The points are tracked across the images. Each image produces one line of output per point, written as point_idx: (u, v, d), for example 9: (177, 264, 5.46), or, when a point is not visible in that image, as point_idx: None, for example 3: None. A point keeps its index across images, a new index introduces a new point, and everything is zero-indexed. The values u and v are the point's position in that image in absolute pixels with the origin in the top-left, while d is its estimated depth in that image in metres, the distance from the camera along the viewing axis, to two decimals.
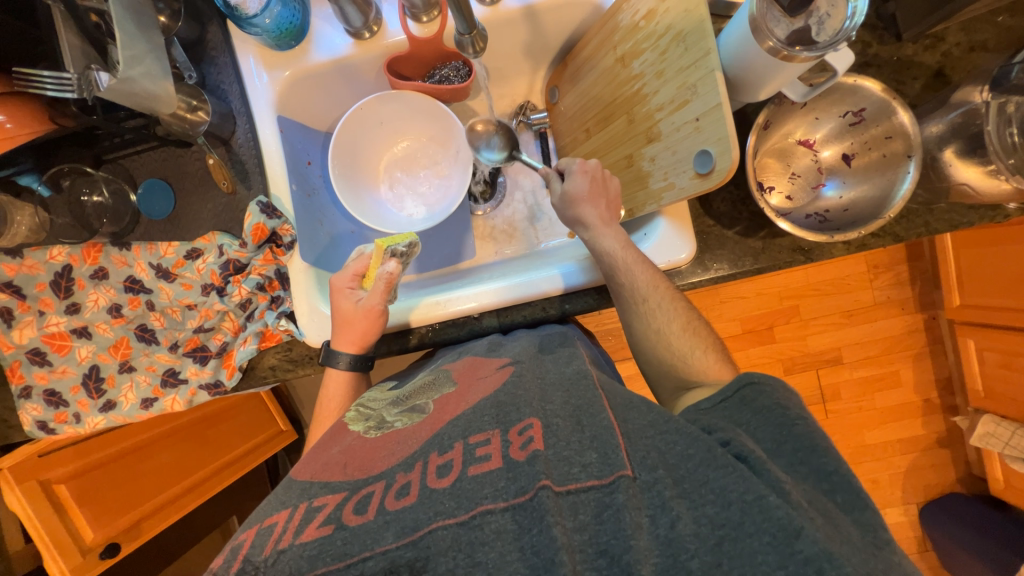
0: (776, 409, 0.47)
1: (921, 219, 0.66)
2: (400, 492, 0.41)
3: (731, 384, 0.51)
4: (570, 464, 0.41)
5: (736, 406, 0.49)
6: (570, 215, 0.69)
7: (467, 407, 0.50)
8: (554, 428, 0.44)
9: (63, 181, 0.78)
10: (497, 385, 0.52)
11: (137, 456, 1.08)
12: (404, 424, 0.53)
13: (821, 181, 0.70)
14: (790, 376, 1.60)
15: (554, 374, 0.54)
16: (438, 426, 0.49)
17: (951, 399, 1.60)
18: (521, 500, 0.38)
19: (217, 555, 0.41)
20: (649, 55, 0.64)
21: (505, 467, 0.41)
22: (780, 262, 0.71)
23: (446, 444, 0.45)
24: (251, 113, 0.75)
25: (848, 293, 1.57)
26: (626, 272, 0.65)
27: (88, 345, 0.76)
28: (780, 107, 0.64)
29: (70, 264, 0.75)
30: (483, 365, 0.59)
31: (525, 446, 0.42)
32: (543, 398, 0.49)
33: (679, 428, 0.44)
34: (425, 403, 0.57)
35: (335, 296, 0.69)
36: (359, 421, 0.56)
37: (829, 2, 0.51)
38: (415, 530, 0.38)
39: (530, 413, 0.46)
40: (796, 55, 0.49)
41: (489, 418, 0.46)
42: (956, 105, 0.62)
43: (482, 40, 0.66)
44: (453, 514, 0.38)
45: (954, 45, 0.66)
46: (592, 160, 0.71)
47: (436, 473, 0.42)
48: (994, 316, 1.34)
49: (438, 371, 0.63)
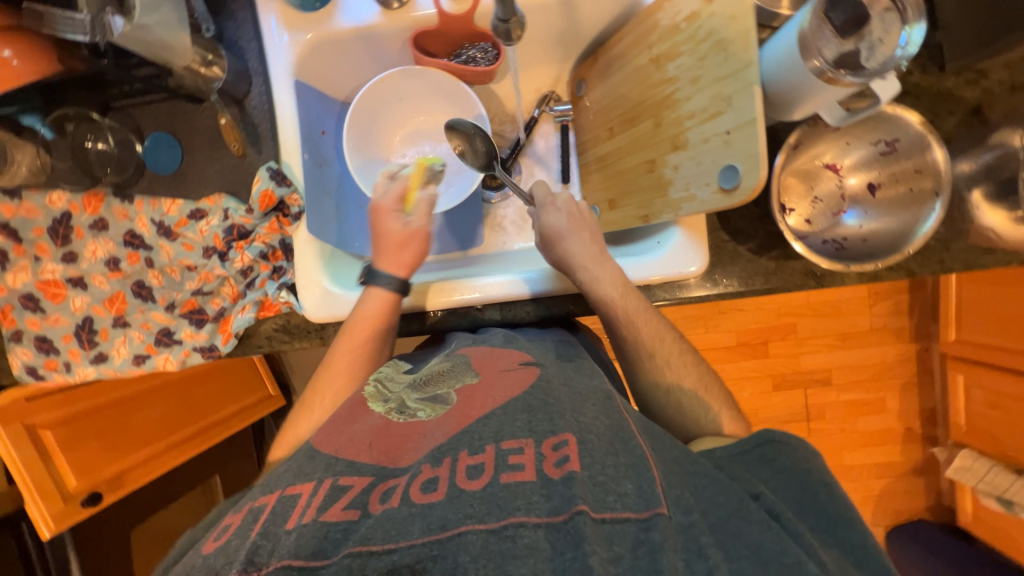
0: (800, 472, 0.47)
1: (936, 257, 0.64)
2: (427, 486, 0.39)
3: (752, 437, 0.49)
4: (606, 491, 0.38)
5: (756, 461, 0.47)
6: (554, 251, 0.69)
7: (496, 404, 0.45)
8: (588, 446, 0.40)
9: (66, 125, 0.74)
10: (523, 386, 0.48)
11: (125, 408, 1.08)
12: (429, 415, 0.48)
13: (842, 209, 0.68)
14: (778, 392, 1.61)
15: (585, 384, 0.51)
16: (464, 422, 0.44)
17: (931, 430, 1.63)
18: (556, 520, 0.35)
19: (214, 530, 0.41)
20: (686, 59, 0.62)
21: (539, 482, 0.38)
22: (791, 285, 0.71)
23: (477, 444, 0.41)
24: (267, 74, 0.73)
25: (846, 317, 1.57)
26: (627, 325, 0.64)
27: (83, 296, 0.75)
28: (813, 128, 0.62)
29: (69, 212, 0.73)
30: (503, 357, 0.56)
31: (560, 464, 0.39)
32: (574, 410, 0.45)
33: (708, 473, 0.43)
34: (447, 392, 0.51)
35: (383, 221, 0.71)
36: (377, 400, 0.52)
37: (882, 28, 0.49)
38: (442, 529, 0.35)
39: (564, 427, 0.42)
40: (841, 78, 0.48)
41: (520, 424, 0.43)
42: (993, 146, 0.63)
43: (520, 29, 0.58)
44: (483, 520, 0.36)
45: (997, 83, 0.65)
46: (567, 196, 0.72)
47: (466, 474, 0.39)
48: (988, 355, 1.35)
49: (458, 357, 0.58)
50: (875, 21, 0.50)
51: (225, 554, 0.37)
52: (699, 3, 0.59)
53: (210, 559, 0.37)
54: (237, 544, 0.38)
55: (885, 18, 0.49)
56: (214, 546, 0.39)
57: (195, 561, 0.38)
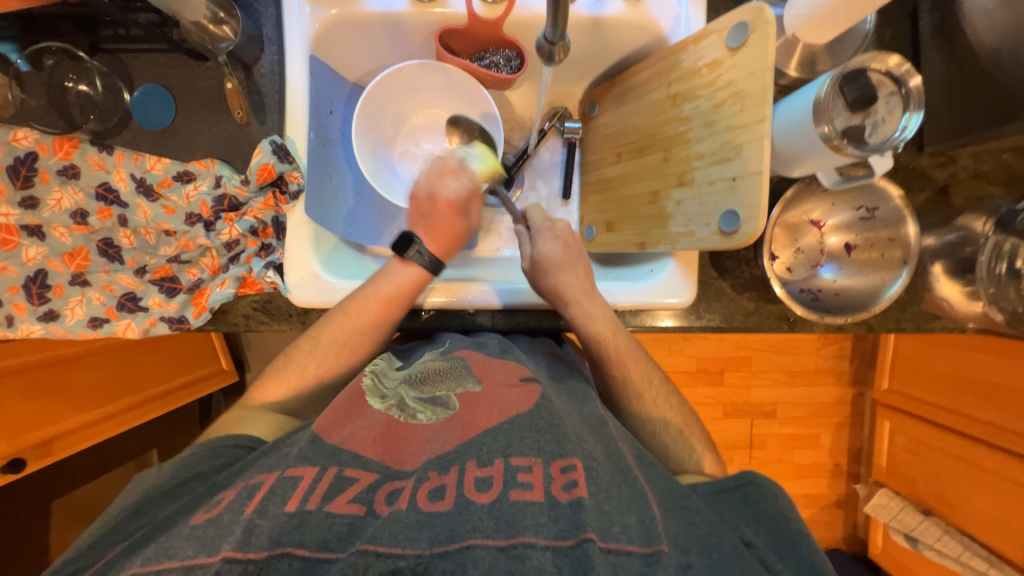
0: (778, 518, 0.49)
1: (894, 316, 0.71)
2: (433, 494, 0.42)
3: (734, 478, 0.52)
4: (611, 521, 0.41)
5: (736, 502, 0.50)
6: (546, 281, 0.69)
7: (504, 420, 0.50)
8: (594, 473, 0.44)
9: (45, 60, 0.68)
10: (528, 403, 0.52)
11: (63, 368, 0.99)
12: (430, 419, 0.52)
13: (821, 261, 0.74)
14: (728, 419, 1.70)
15: (582, 410, 0.57)
16: (472, 432, 0.48)
17: (856, 467, 1.77)
18: (563, 544, 0.39)
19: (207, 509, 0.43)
20: (702, 102, 0.65)
21: (546, 503, 0.41)
22: (766, 327, 0.75)
23: (486, 458, 0.45)
24: (282, 44, 0.70)
25: (796, 356, 1.69)
26: (617, 364, 0.66)
27: (38, 247, 0.68)
28: (807, 186, 0.66)
29: (35, 153, 0.66)
30: (502, 370, 0.60)
31: (568, 488, 0.42)
32: (582, 438, 0.49)
33: (696, 509, 0.47)
34: (447, 396, 0.55)
35: (445, 211, 0.73)
36: (375, 397, 0.57)
37: (886, 108, 0.55)
38: (451, 540, 0.39)
39: (573, 451, 0.46)
40: (844, 148, 0.52)
41: (530, 441, 0.47)
42: (958, 227, 0.68)
43: (565, 53, 0.60)
44: (492, 536, 0.39)
45: (962, 168, 0.72)
46: (560, 225, 0.72)
47: (474, 486, 0.43)
48: (915, 406, 1.49)
49: (454, 360, 0.63)
50: (882, 101, 0.55)
51: (217, 527, 0.41)
52: (723, 53, 0.62)
53: (202, 529, 0.41)
54: (231, 518, 0.41)
55: (889, 100, 0.54)
56: (203, 517, 0.42)
57: (183, 530, 0.41)
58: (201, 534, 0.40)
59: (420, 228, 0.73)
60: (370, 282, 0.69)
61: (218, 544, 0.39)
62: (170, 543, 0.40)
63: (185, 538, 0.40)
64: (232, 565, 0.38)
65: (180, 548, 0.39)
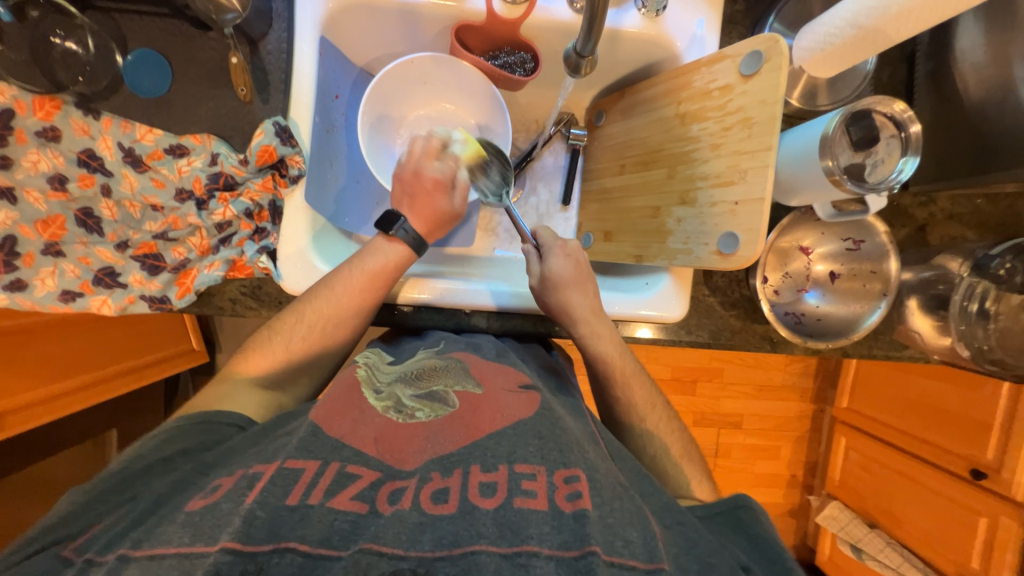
0: (771, 541, 0.50)
1: (867, 343, 0.75)
2: (437, 497, 0.43)
3: (727, 500, 0.54)
4: (615, 536, 0.41)
5: (730, 525, 0.52)
6: (555, 298, 0.71)
7: (507, 425, 0.52)
8: (597, 485, 0.45)
9: (29, 11, 0.63)
10: (528, 410, 0.55)
11: (20, 339, 0.93)
12: (428, 416, 0.54)
13: (806, 287, 0.76)
14: (697, 428, 1.76)
15: (578, 422, 0.59)
16: (475, 434, 0.50)
17: (810, 480, 1.86)
18: (566, 555, 0.39)
19: (196, 499, 0.42)
20: (711, 124, 0.67)
21: (550, 512, 0.42)
22: (750, 345, 0.78)
23: (490, 463, 0.47)
24: (292, 22, 0.67)
25: (766, 371, 1.76)
26: (622, 385, 0.69)
27: (8, 211, 0.64)
28: (803, 216, 0.69)
29: (12, 110, 0.62)
30: (501, 375, 0.63)
31: (572, 499, 0.43)
32: (581, 448, 0.51)
33: (686, 523, 0.49)
34: (445, 393, 0.58)
35: (433, 191, 0.71)
36: (370, 391, 0.58)
37: (886, 150, 0.57)
38: (454, 546, 0.39)
39: (575, 462, 0.48)
40: (844, 184, 0.54)
41: (533, 450, 0.49)
42: (935, 266, 0.72)
43: (592, 66, 0.60)
44: (496, 543, 0.39)
45: (940, 210, 0.76)
46: (570, 244, 0.74)
47: (479, 491, 0.44)
48: (872, 425, 1.57)
49: (449, 359, 0.65)
50: (883, 143, 0.57)
51: (216, 516, 0.39)
52: (735, 79, 0.63)
53: (198, 517, 0.39)
54: (230, 508, 0.40)
55: (890, 143, 0.57)
56: (201, 504, 0.41)
57: (178, 517, 0.40)
58: (199, 522, 0.39)
59: (407, 208, 0.71)
60: (353, 258, 0.68)
61: (218, 534, 0.38)
62: (164, 531, 0.39)
63: (181, 525, 0.39)
64: (230, 555, 0.36)
65: (175, 535, 0.38)
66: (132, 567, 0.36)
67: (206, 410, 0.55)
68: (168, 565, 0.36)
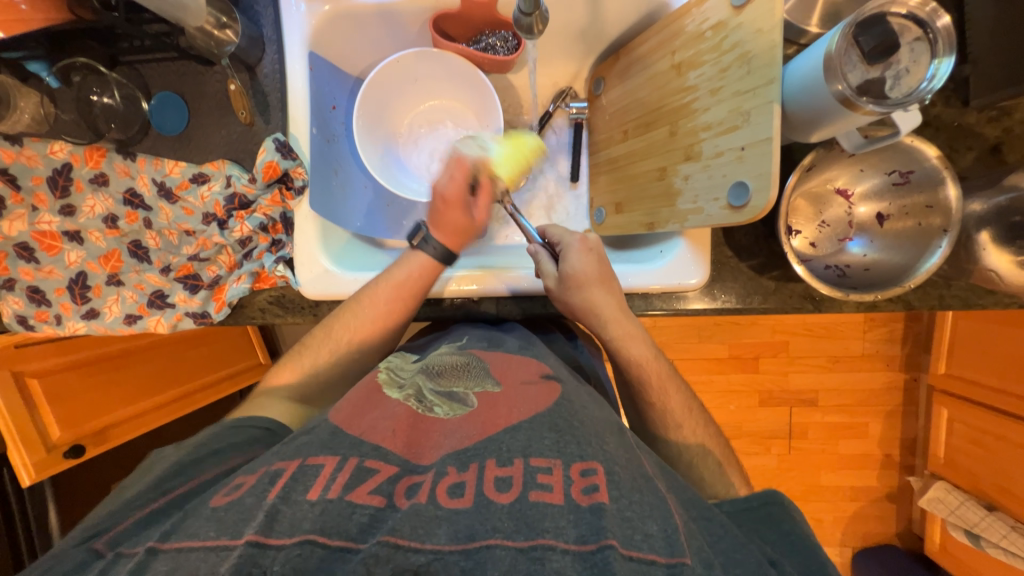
0: (808, 548, 0.48)
1: (936, 292, 0.67)
2: (453, 491, 0.43)
3: (757, 494, 0.52)
4: (634, 530, 0.41)
5: (762, 522, 0.50)
6: (578, 297, 0.67)
7: (524, 418, 0.52)
8: (616, 479, 0.45)
9: (73, 76, 0.73)
10: (545, 403, 0.54)
11: (114, 363, 1.10)
12: (446, 414, 0.55)
13: (849, 235, 0.69)
14: (764, 408, 1.61)
15: (605, 414, 0.58)
16: (490, 430, 0.50)
17: (910, 459, 1.64)
18: (584, 549, 0.39)
19: (220, 496, 0.46)
20: (708, 68, 0.61)
21: (566, 506, 0.42)
22: (788, 306, 0.71)
23: (506, 457, 0.46)
24: (281, 42, 0.71)
25: (838, 340, 1.57)
26: (655, 387, 0.66)
27: (78, 251, 0.74)
28: (828, 152, 0.61)
29: (70, 163, 0.72)
30: (524, 367, 0.63)
31: (589, 492, 0.43)
32: (600, 440, 0.50)
33: (713, 518, 0.47)
34: (465, 394, 0.57)
35: (450, 207, 0.73)
36: (393, 388, 0.60)
37: (911, 57, 0.50)
38: (471, 539, 0.40)
39: (592, 455, 0.47)
40: (861, 106, 0.47)
41: (548, 443, 0.48)
42: (1007, 189, 0.60)
43: (543, 22, 0.58)
44: (511, 537, 0.40)
45: (1018, 123, 0.64)
46: (580, 237, 0.71)
47: (494, 486, 0.44)
48: (979, 392, 1.35)
49: (470, 357, 0.65)
50: (904, 50, 0.50)
51: (240, 510, 0.43)
52: (728, 13, 0.57)
53: (223, 511, 0.43)
54: (254, 503, 0.43)
55: (914, 47, 0.50)
56: (225, 500, 0.45)
57: (205, 511, 0.44)
58: (223, 516, 0.43)
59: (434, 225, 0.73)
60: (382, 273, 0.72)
61: (243, 528, 0.41)
62: (192, 523, 0.43)
63: (207, 518, 0.43)
64: (255, 547, 0.39)
65: (201, 529, 0.42)
66: (162, 560, 0.40)
67: (252, 419, 0.61)
68: (196, 557, 0.40)
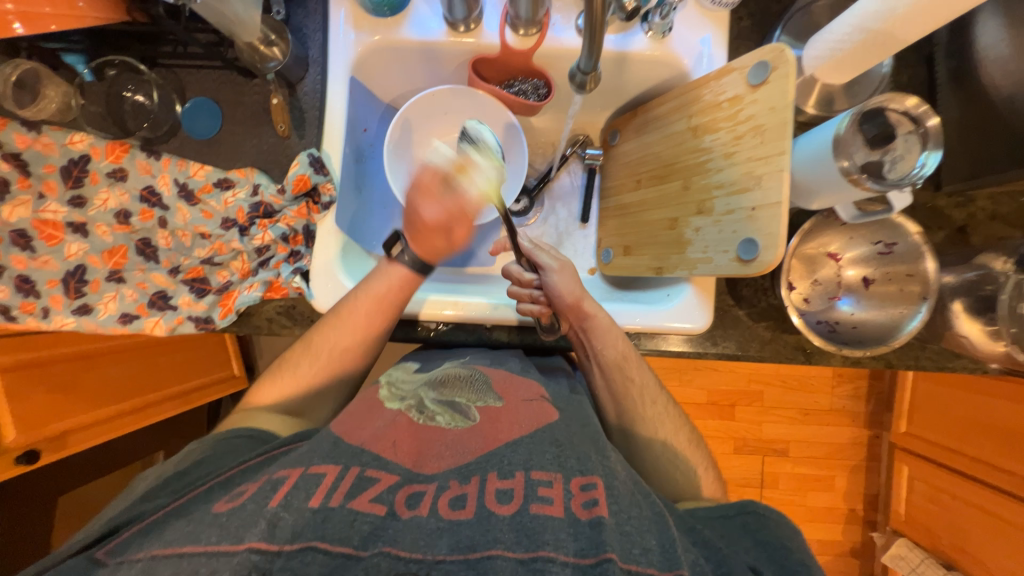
0: (780, 549, 0.51)
1: (913, 353, 0.73)
2: (455, 503, 0.44)
3: (733, 505, 0.56)
4: (632, 543, 0.42)
5: (735, 527, 0.54)
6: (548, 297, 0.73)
7: (524, 433, 0.52)
8: (615, 494, 0.46)
9: (108, 71, 0.74)
10: (544, 419, 0.55)
11: (84, 364, 1.03)
12: (448, 424, 0.55)
13: (837, 295, 0.75)
14: (738, 455, 1.65)
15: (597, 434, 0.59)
16: (494, 443, 0.51)
17: (872, 514, 1.69)
18: (583, 561, 0.40)
19: (223, 502, 0.45)
20: (723, 134, 0.67)
21: (566, 520, 0.43)
22: (781, 357, 0.76)
23: (507, 470, 0.47)
24: (326, 65, 0.75)
25: (808, 393, 1.65)
26: (654, 423, 0.68)
27: (80, 244, 0.72)
28: (825, 220, 0.69)
29: (89, 155, 0.71)
30: (524, 386, 0.61)
31: (588, 506, 0.44)
32: (602, 458, 0.52)
33: (708, 542, 0.49)
34: (467, 405, 0.57)
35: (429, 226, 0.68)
36: (394, 400, 0.59)
37: (905, 146, 0.58)
38: (471, 549, 0.40)
39: (593, 471, 0.48)
40: (863, 182, 0.54)
41: (550, 458, 0.49)
42: (977, 266, 0.69)
43: (596, 81, 0.67)
44: (513, 549, 0.40)
45: (980, 210, 0.73)
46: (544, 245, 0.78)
47: (496, 498, 0.45)
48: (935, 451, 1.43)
49: (474, 369, 0.64)
50: (899, 140, 0.58)
51: (243, 516, 0.42)
52: (744, 89, 0.64)
53: (226, 518, 0.42)
54: (255, 509, 0.43)
55: (908, 139, 0.58)
56: (228, 507, 0.44)
57: (206, 518, 0.43)
58: (226, 522, 0.42)
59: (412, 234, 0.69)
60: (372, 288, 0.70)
61: (244, 533, 0.40)
62: (192, 528, 0.42)
63: (209, 524, 0.42)
64: (258, 553, 0.39)
65: (205, 533, 0.41)
66: (163, 564, 0.38)
67: (243, 429, 0.59)
68: (198, 562, 0.38)
